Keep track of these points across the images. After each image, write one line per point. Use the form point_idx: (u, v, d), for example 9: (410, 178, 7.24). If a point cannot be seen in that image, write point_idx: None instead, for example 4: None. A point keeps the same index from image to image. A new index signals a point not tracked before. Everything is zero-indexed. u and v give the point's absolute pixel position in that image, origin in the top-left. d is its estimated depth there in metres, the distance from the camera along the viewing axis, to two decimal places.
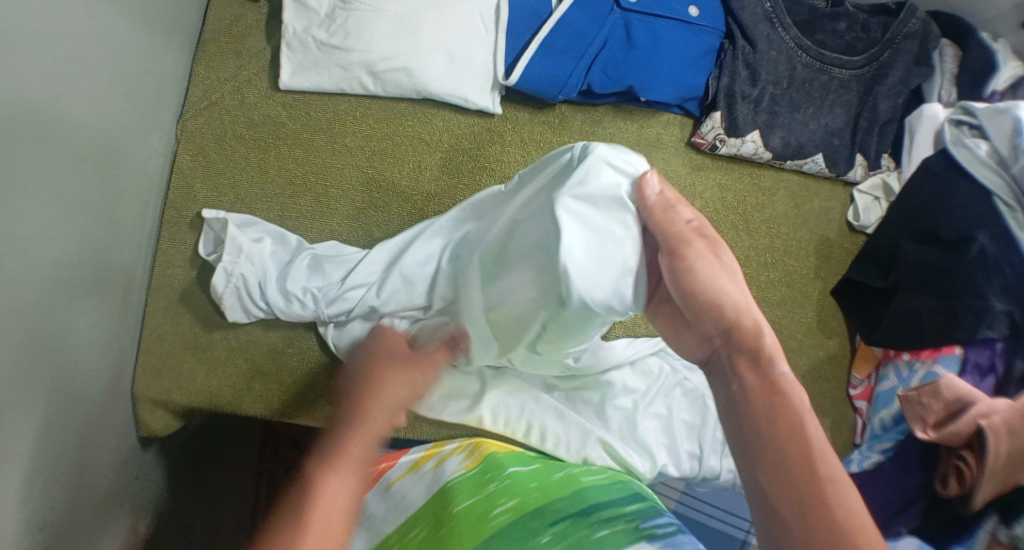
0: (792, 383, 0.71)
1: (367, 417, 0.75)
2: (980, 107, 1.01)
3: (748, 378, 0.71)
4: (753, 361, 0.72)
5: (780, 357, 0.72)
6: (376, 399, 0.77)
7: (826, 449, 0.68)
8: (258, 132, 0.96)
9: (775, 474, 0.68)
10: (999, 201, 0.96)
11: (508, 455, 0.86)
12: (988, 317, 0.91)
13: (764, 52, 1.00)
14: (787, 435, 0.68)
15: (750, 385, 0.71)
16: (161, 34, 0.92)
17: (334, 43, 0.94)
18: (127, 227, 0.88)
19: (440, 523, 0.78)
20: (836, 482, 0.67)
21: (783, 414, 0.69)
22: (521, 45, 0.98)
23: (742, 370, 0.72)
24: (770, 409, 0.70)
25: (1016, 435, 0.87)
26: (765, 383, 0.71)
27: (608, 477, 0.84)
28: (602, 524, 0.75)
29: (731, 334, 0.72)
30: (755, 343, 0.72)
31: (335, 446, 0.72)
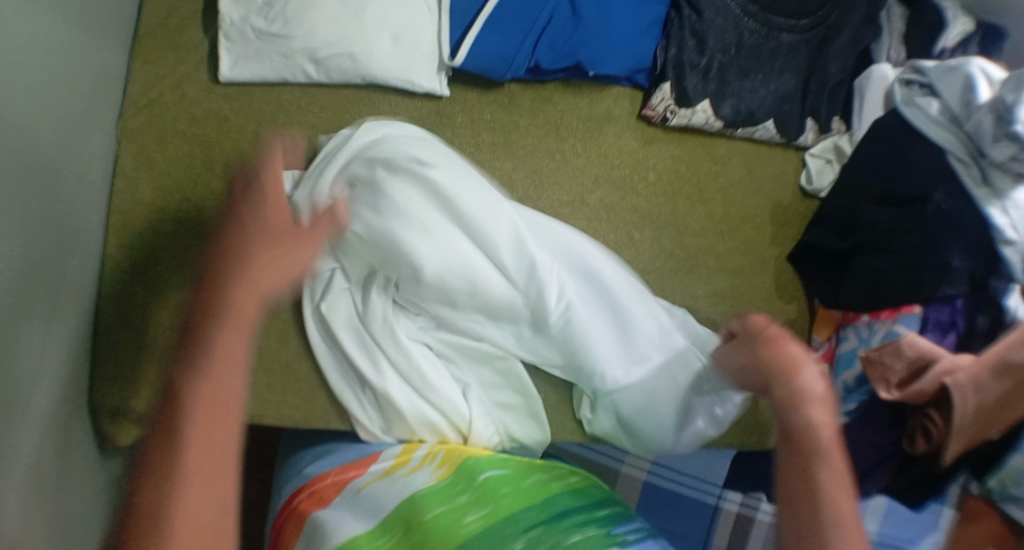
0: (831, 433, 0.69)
1: (217, 345, 0.64)
2: (930, 66, 1.01)
3: (794, 417, 0.70)
4: (792, 403, 0.71)
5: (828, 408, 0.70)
6: (236, 314, 0.66)
7: (838, 473, 0.67)
8: (202, 128, 0.94)
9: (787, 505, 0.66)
10: (954, 158, 0.96)
11: (479, 460, 0.85)
12: (949, 275, 0.91)
13: (710, 20, 0.99)
14: (807, 466, 0.67)
15: (790, 425, 0.70)
16: (96, 30, 0.90)
17: (274, 31, 0.93)
18: (78, 233, 0.86)
19: (412, 530, 0.77)
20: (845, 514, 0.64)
21: (804, 453, 0.68)
22: (465, 23, 0.96)
23: (785, 409, 0.71)
24: (794, 449, 0.68)
25: (983, 391, 0.88)
26: (806, 428, 0.69)
27: (581, 479, 0.87)
28: (575, 530, 0.77)
29: (774, 372, 0.73)
30: (788, 387, 0.72)
31: (185, 378, 0.62)
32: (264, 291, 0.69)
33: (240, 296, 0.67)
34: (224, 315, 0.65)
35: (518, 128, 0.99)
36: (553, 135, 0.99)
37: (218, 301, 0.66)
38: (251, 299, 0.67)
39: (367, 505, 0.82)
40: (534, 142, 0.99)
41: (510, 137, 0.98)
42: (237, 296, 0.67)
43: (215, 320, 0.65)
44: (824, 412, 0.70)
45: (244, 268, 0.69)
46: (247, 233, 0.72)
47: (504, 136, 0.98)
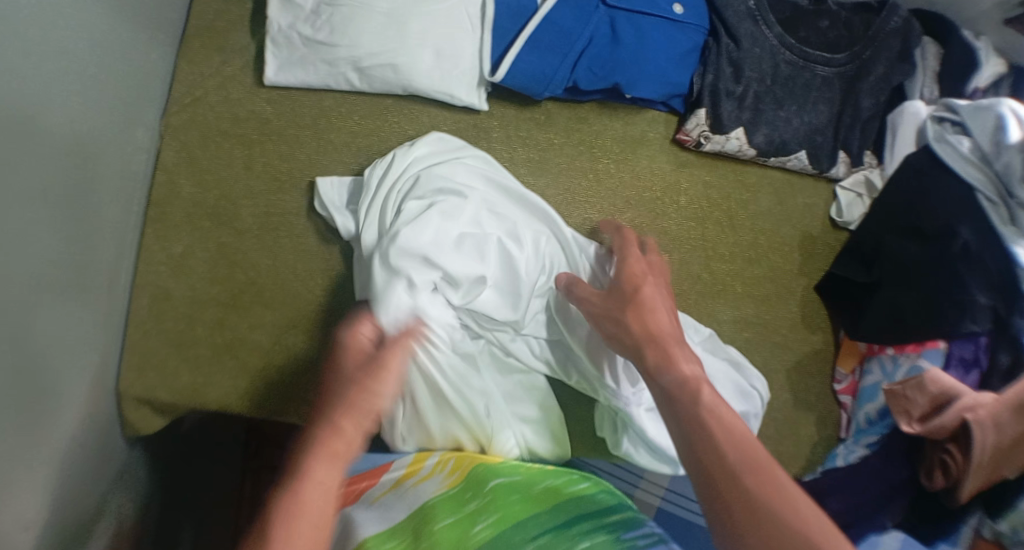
0: (704, 383, 0.73)
1: (335, 438, 0.68)
2: (962, 104, 1.02)
3: (667, 383, 0.74)
4: (664, 364, 0.76)
5: (688, 363, 0.75)
6: (355, 410, 0.70)
7: (744, 431, 0.68)
8: (244, 129, 0.96)
9: (711, 469, 0.67)
10: (983, 197, 0.97)
11: (489, 468, 0.84)
12: (972, 310, 0.92)
13: (748, 49, 1.01)
14: (712, 423, 0.69)
15: (669, 388, 0.74)
16: (144, 28, 0.92)
17: (320, 38, 0.94)
18: (111, 224, 0.88)
19: (421, 540, 0.75)
20: (741, 446, 0.67)
21: (696, 410, 0.71)
22: (507, 41, 0.97)
23: (659, 374, 0.75)
24: (688, 415, 0.71)
25: (1003, 428, 0.87)
26: (680, 383, 0.73)
27: (591, 486, 0.84)
28: (583, 538, 0.76)
29: (646, 344, 0.78)
30: (652, 356, 0.77)
31: (294, 467, 0.67)
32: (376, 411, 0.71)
33: (358, 396, 0.71)
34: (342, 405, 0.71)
35: (553, 146, 1.00)
36: (586, 155, 1.01)
37: (332, 399, 0.72)
38: (366, 391, 0.72)
39: (376, 512, 0.80)
40: (567, 160, 1.00)
41: (546, 154, 1.00)
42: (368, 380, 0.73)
43: (338, 410, 0.70)
44: (709, 389, 0.73)
45: (351, 372, 0.74)
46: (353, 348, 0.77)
47: (539, 153, 1.00)
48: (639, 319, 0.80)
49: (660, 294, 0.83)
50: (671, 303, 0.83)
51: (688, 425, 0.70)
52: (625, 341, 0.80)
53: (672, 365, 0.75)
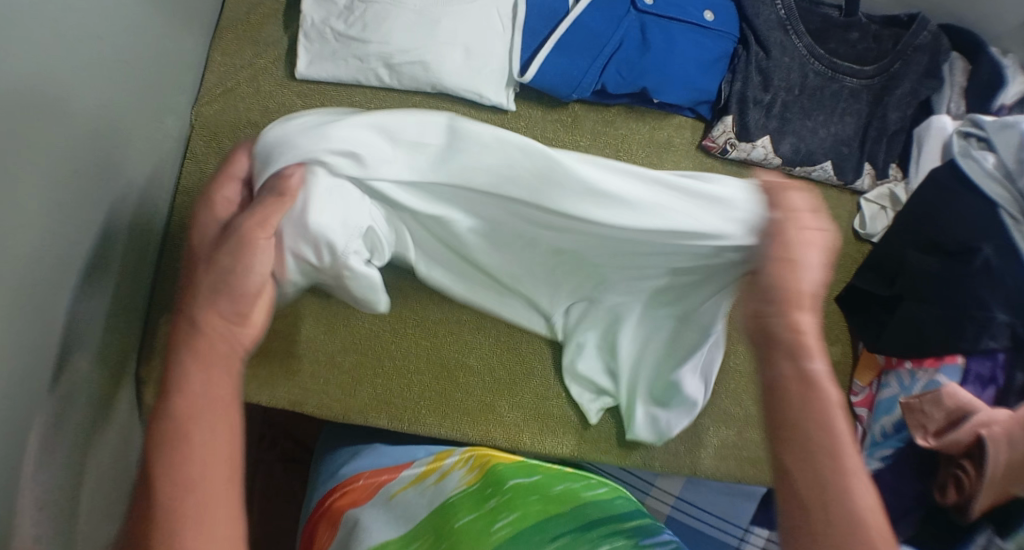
0: (829, 379, 0.64)
1: (202, 345, 0.65)
2: (988, 120, 1.02)
3: (785, 366, 0.65)
4: (790, 353, 0.65)
5: (816, 349, 0.65)
6: (199, 321, 0.66)
7: (844, 447, 0.62)
8: (273, 120, 0.97)
9: (794, 472, 0.62)
10: (1005, 214, 0.96)
11: (507, 468, 0.87)
12: (992, 328, 0.92)
13: (777, 58, 1.01)
14: (818, 427, 0.62)
15: (787, 374, 0.64)
16: (179, 17, 0.93)
17: (352, 34, 0.95)
18: (138, 209, 0.89)
19: (440, 538, 0.76)
20: (840, 462, 0.61)
21: (813, 410, 0.63)
22: (537, 42, 0.97)
23: (777, 357, 0.65)
24: (791, 406, 0.63)
25: (1017, 447, 0.86)
26: (801, 374, 0.64)
27: (608, 491, 0.87)
28: (603, 539, 0.75)
29: (769, 315, 0.67)
30: (779, 325, 0.66)
31: (173, 388, 0.62)
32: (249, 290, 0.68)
33: (209, 284, 0.68)
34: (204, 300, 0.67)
35: (578, 148, 1.00)
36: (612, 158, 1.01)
37: (192, 292, 0.68)
38: (215, 275, 0.68)
39: (394, 506, 0.82)
40: None
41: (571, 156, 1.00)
42: (198, 274, 0.69)
43: (198, 303, 0.67)
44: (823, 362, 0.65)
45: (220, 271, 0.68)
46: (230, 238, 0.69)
47: None
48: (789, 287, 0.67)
49: (816, 243, 0.69)
50: (831, 244, 0.70)
51: (788, 417, 0.63)
52: (767, 298, 0.67)
53: (802, 350, 0.65)
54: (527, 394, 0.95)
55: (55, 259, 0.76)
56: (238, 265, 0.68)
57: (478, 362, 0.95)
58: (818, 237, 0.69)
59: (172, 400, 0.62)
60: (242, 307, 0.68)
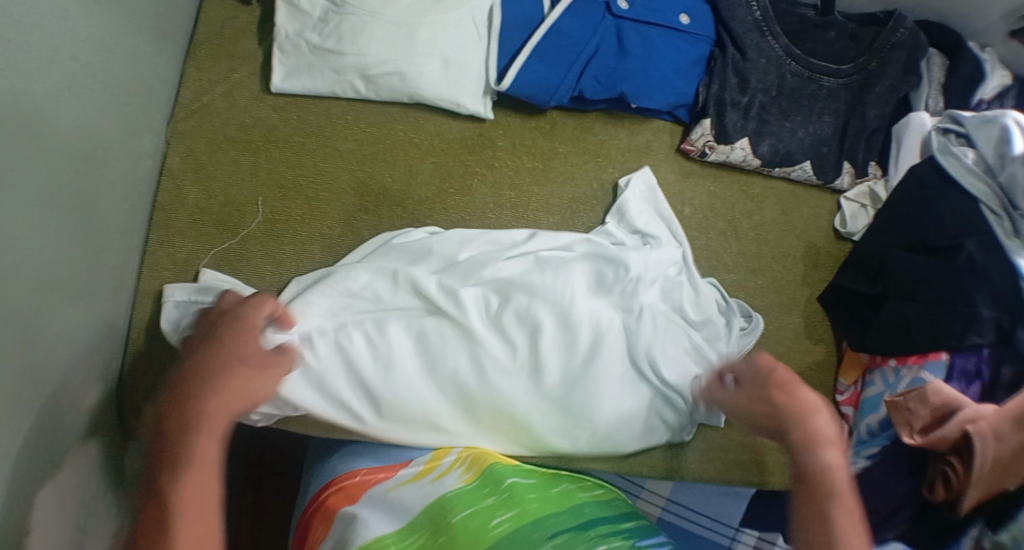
0: (838, 470, 0.72)
1: (207, 417, 0.69)
2: (967, 116, 1.02)
3: (794, 468, 0.74)
4: (799, 453, 0.74)
5: (835, 449, 0.73)
6: (214, 397, 0.70)
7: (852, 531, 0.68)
8: (250, 135, 0.96)
9: (809, 547, 0.68)
10: (986, 208, 0.97)
11: (505, 467, 0.85)
12: (977, 323, 0.92)
13: (754, 60, 1.01)
14: (816, 515, 0.70)
15: (795, 475, 0.73)
16: (153, 35, 0.92)
17: (327, 46, 0.94)
18: (116, 229, 0.88)
19: (439, 533, 0.76)
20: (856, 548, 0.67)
21: (820, 498, 0.71)
22: (514, 50, 0.97)
23: (797, 454, 0.74)
24: (814, 495, 0.71)
25: (1004, 441, 0.86)
26: (811, 466, 0.72)
27: (606, 492, 0.88)
28: (601, 540, 0.76)
29: (788, 422, 0.76)
30: (794, 433, 0.75)
31: (168, 455, 0.67)
32: (251, 388, 0.73)
33: (207, 384, 0.71)
34: (199, 403, 0.69)
35: (557, 155, 1.01)
36: (591, 164, 1.01)
37: (200, 378, 0.71)
38: (208, 384, 0.71)
39: (398, 500, 0.82)
40: (572, 169, 1.00)
41: (550, 163, 1.00)
42: (195, 370, 0.71)
43: (202, 396, 0.70)
44: (837, 454, 0.73)
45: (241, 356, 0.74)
46: (251, 326, 0.76)
47: (543, 161, 1.00)
48: (789, 410, 0.76)
49: (817, 358, 0.80)
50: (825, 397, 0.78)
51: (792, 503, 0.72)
52: (769, 413, 0.77)
53: (812, 441, 0.74)
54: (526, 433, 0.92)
55: (30, 283, 0.76)
56: (237, 342, 0.74)
57: None
58: (807, 342, 0.81)
59: (168, 482, 0.66)
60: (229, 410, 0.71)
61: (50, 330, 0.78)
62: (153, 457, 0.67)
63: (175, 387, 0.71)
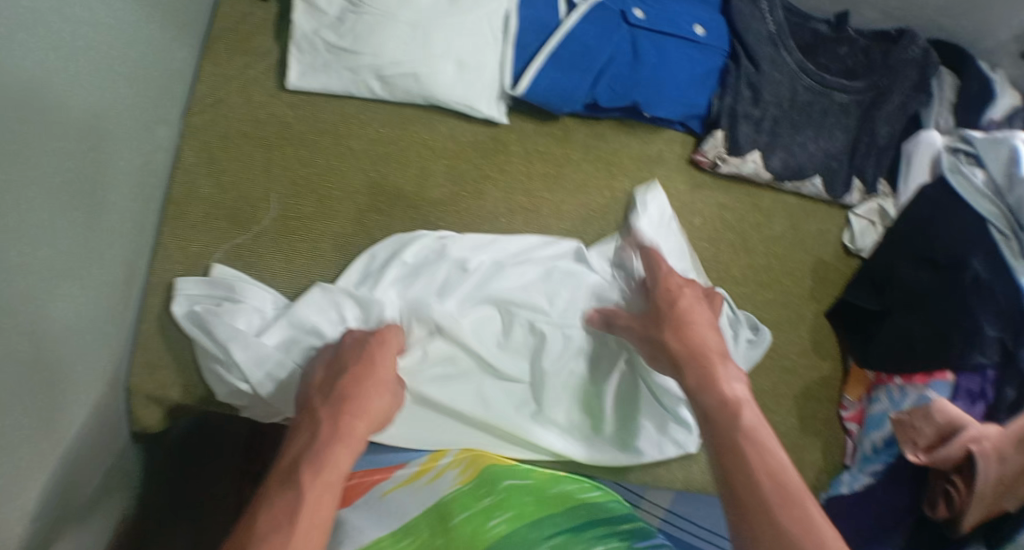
0: (744, 403, 0.78)
1: (344, 430, 0.78)
2: (977, 136, 1.03)
3: (704, 402, 0.79)
4: (705, 386, 0.80)
5: (734, 382, 0.80)
6: (357, 415, 0.80)
7: (762, 447, 0.74)
8: (264, 131, 0.97)
9: (725, 460, 0.73)
10: (995, 229, 0.97)
11: (502, 469, 0.85)
12: (982, 341, 0.92)
13: (767, 74, 1.02)
14: (725, 433, 0.75)
15: (709, 408, 0.78)
16: (170, 29, 0.93)
17: (344, 45, 0.95)
18: (129, 220, 0.88)
19: (437, 534, 0.78)
20: (772, 466, 0.72)
21: (728, 423, 0.76)
22: (529, 56, 0.98)
23: (697, 391, 0.80)
24: (718, 421, 0.77)
25: (1006, 462, 0.88)
26: (719, 399, 0.78)
27: (603, 494, 0.85)
28: (597, 541, 0.79)
29: (685, 364, 0.82)
30: (692, 377, 0.81)
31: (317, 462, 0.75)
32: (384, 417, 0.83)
33: (352, 402, 0.81)
34: (344, 421, 0.79)
35: (570, 161, 1.01)
36: (604, 171, 1.01)
37: (348, 401, 0.81)
38: (352, 404, 0.80)
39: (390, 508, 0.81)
40: (584, 176, 1.01)
41: (562, 169, 1.00)
42: (341, 390, 0.81)
43: (352, 418, 0.80)
44: (740, 389, 0.80)
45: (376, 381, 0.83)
46: (384, 352, 0.86)
47: (556, 168, 1.00)
48: (686, 345, 0.83)
49: (699, 303, 0.88)
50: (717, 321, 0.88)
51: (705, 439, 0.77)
52: (668, 358, 0.84)
53: (709, 377, 0.80)
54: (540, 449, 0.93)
55: (40, 268, 0.75)
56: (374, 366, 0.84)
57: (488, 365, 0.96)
58: (693, 294, 0.88)
59: (305, 485, 0.73)
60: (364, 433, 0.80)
61: (60, 317, 0.78)
62: (297, 458, 0.76)
63: (331, 398, 0.81)
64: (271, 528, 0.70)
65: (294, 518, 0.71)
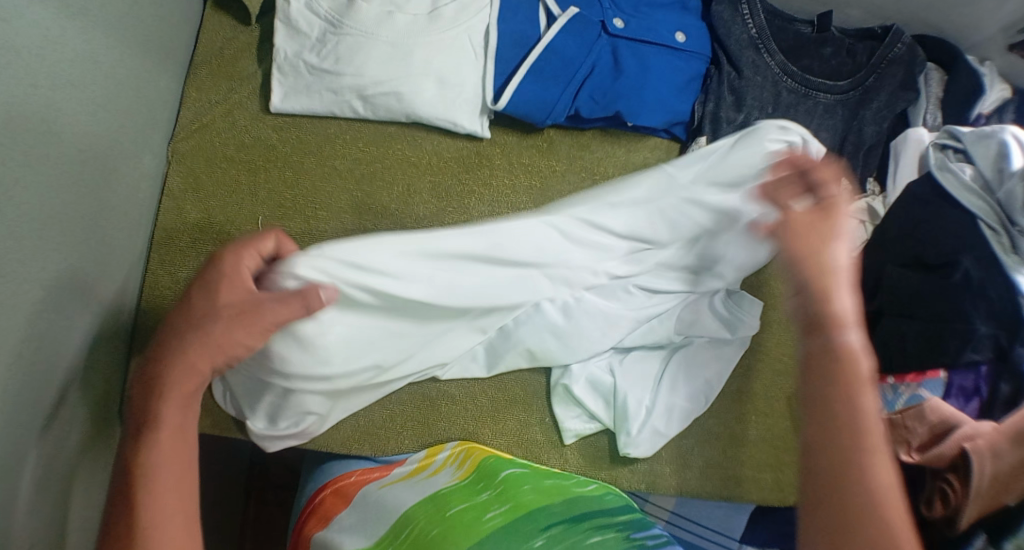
0: (858, 353, 0.69)
1: (169, 380, 0.72)
2: (965, 131, 1.01)
3: (812, 341, 0.71)
4: (819, 328, 0.71)
5: (852, 326, 0.70)
6: (190, 361, 0.73)
7: (875, 428, 0.67)
8: (249, 155, 0.97)
9: (816, 443, 0.67)
10: (984, 224, 0.96)
11: (499, 459, 0.90)
12: (973, 340, 0.92)
13: (750, 78, 1.02)
14: (839, 402, 0.67)
15: (811, 350, 0.70)
16: (153, 56, 0.94)
17: (325, 67, 0.96)
18: (118, 248, 0.90)
19: (435, 522, 0.80)
20: (863, 433, 0.66)
21: (839, 385, 0.68)
22: (510, 70, 0.98)
23: (817, 332, 0.70)
24: (840, 379, 0.68)
25: (1002, 457, 0.83)
26: (823, 348, 0.70)
27: (598, 487, 0.89)
28: (596, 531, 0.80)
29: (809, 291, 0.72)
30: (822, 304, 0.71)
31: (144, 422, 0.72)
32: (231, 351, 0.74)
33: (203, 342, 0.73)
34: (180, 361, 0.72)
35: (555, 173, 1.01)
36: (588, 182, 1.01)
37: (158, 374, 0.73)
38: (208, 332, 0.73)
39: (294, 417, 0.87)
40: (569, 187, 1.01)
41: (547, 181, 1.01)
42: (184, 326, 0.73)
43: (170, 374, 0.73)
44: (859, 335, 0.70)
45: (217, 309, 0.74)
46: (230, 277, 0.75)
47: (540, 180, 1.01)
48: (818, 259, 0.73)
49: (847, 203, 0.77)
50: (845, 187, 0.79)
51: (805, 396, 0.70)
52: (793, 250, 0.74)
53: (822, 301, 0.71)
54: (509, 419, 0.95)
55: (30, 303, 0.77)
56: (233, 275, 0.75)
57: (460, 391, 0.95)
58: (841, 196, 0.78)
59: (150, 443, 0.70)
60: (213, 360, 0.74)
61: (53, 348, 0.80)
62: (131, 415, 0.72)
63: (185, 335, 0.73)
64: (169, 499, 0.69)
65: (151, 502, 0.68)
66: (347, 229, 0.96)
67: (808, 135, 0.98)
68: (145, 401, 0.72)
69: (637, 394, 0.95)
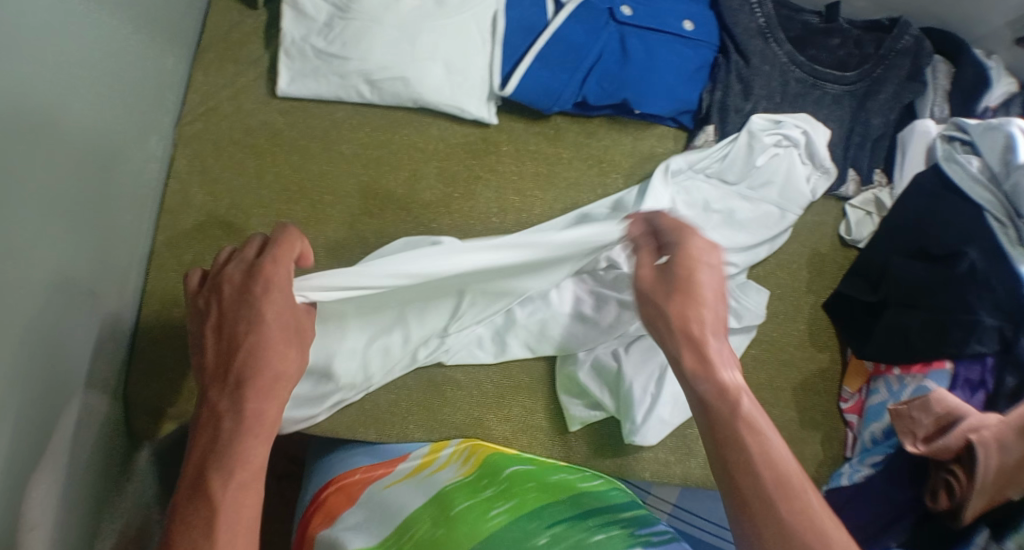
0: (740, 387, 0.72)
1: (220, 407, 0.70)
2: (972, 123, 1.01)
3: (700, 387, 0.73)
4: (701, 369, 0.73)
5: (728, 362, 0.73)
6: (247, 409, 0.70)
7: (782, 454, 0.69)
8: (255, 139, 0.97)
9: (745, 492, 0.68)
10: (991, 216, 0.96)
11: (503, 457, 0.90)
12: (978, 332, 0.90)
13: (758, 67, 1.01)
14: (742, 442, 0.69)
15: (703, 396, 0.72)
16: (161, 39, 0.94)
17: (332, 51, 0.96)
18: (123, 230, 0.89)
19: (439, 524, 0.79)
20: (777, 464, 0.68)
21: (733, 421, 0.70)
22: (518, 56, 0.98)
23: (694, 379, 0.73)
24: (728, 417, 0.70)
25: (1008, 451, 0.84)
26: (715, 391, 0.72)
27: (603, 482, 0.89)
28: (598, 529, 0.79)
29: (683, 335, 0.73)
30: (690, 355, 0.73)
31: (214, 458, 0.69)
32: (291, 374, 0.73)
33: (263, 371, 0.71)
34: (249, 391, 0.70)
35: (561, 160, 1.01)
36: (594, 169, 1.01)
37: (226, 418, 0.70)
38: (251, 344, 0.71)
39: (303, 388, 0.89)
40: (575, 174, 1.01)
41: (553, 168, 1.00)
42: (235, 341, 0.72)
43: (236, 417, 0.70)
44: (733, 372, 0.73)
45: (274, 328, 0.72)
46: (279, 281, 0.73)
47: (547, 167, 1.00)
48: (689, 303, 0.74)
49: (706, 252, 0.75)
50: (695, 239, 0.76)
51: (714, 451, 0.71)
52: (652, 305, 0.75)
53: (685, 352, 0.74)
54: (515, 405, 0.95)
55: (39, 281, 0.76)
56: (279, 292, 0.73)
57: (465, 377, 0.95)
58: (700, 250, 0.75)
59: (216, 488, 0.68)
60: (269, 374, 0.71)
61: (60, 327, 0.80)
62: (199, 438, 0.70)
63: (231, 377, 0.71)
64: None
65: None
66: (353, 213, 0.96)
67: (795, 119, 1.01)
68: (212, 434, 0.70)
69: (641, 382, 0.94)
